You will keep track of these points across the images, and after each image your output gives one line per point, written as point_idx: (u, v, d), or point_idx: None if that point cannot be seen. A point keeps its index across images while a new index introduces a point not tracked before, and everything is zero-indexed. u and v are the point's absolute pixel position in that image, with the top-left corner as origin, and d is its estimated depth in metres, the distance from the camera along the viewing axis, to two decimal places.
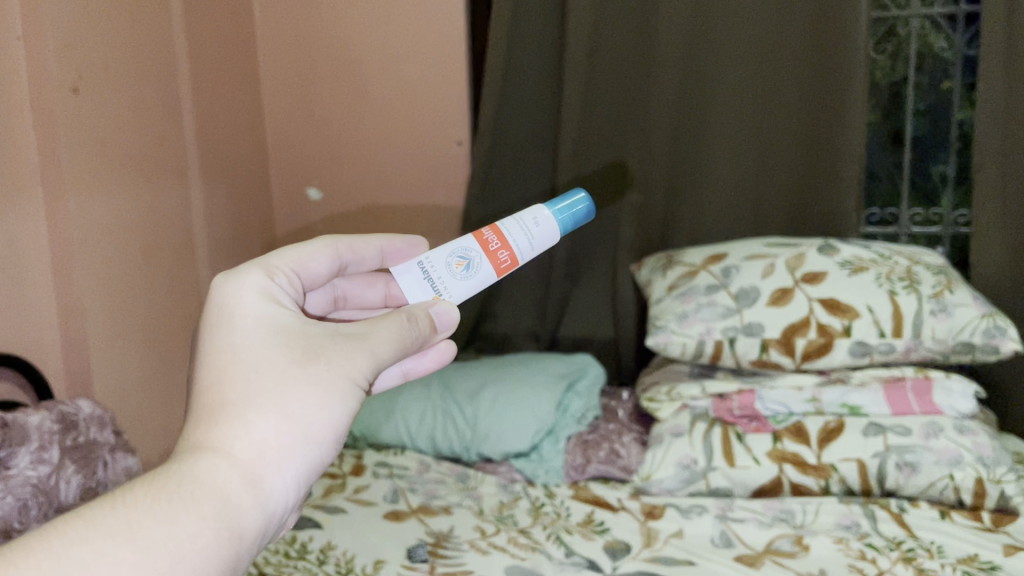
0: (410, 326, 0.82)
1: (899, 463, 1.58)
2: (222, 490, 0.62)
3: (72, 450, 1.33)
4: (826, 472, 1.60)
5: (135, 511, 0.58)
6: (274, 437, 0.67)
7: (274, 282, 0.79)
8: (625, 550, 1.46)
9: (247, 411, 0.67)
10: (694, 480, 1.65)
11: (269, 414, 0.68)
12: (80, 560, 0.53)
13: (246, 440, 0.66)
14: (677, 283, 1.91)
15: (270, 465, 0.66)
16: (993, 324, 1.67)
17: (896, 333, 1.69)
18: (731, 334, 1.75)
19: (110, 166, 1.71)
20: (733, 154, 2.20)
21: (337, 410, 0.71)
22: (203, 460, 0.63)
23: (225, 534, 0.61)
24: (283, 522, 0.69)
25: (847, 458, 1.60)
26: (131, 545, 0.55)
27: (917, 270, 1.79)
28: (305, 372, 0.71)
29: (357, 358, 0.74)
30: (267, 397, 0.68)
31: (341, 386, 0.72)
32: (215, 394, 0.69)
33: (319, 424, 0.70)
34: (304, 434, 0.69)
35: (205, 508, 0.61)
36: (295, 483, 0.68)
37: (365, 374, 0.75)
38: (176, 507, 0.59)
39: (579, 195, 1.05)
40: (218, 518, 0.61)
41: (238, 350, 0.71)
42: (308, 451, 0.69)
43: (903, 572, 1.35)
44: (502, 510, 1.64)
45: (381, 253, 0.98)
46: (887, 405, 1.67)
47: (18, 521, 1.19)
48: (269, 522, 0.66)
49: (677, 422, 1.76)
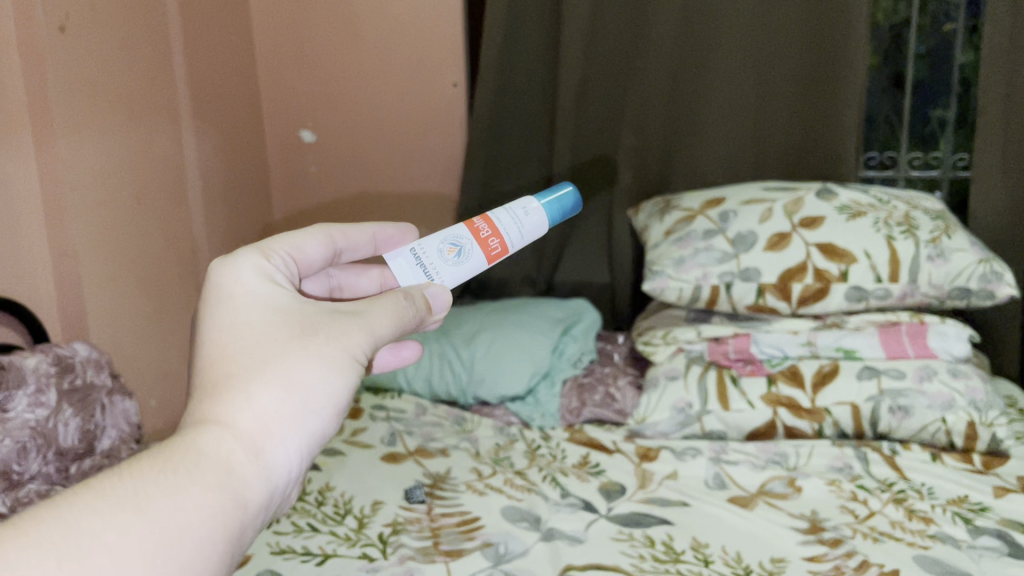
0: (407, 304, 0.82)
1: (892, 406, 1.59)
2: (226, 462, 0.62)
3: (69, 394, 1.33)
4: (820, 415, 1.61)
5: (142, 483, 0.57)
6: (277, 408, 0.67)
7: (270, 262, 0.78)
8: (620, 491, 1.48)
9: (249, 385, 0.67)
10: (689, 424, 1.67)
11: (271, 386, 0.67)
12: (89, 529, 0.53)
13: (249, 412, 0.66)
14: (674, 227, 1.90)
15: (272, 436, 0.66)
16: (990, 269, 1.68)
17: (893, 278, 1.69)
18: (727, 279, 1.75)
19: (99, 107, 1.68)
20: (734, 97, 2.17)
21: (338, 382, 0.71)
22: (207, 433, 0.63)
23: (230, 505, 0.60)
24: (287, 494, 0.69)
25: (841, 402, 1.61)
26: (136, 515, 0.55)
27: (915, 215, 1.78)
28: (304, 347, 0.70)
29: (355, 333, 0.74)
30: (269, 371, 0.68)
31: (341, 359, 0.72)
32: (218, 369, 0.68)
33: (319, 393, 0.69)
34: (305, 405, 0.68)
35: (210, 480, 0.60)
36: (297, 453, 0.68)
37: (363, 348, 0.74)
38: (181, 479, 0.59)
39: (569, 189, 1.05)
40: (223, 490, 0.60)
41: (239, 327, 0.71)
42: (309, 421, 0.68)
43: (893, 513, 1.37)
44: (498, 453, 1.66)
45: (374, 240, 0.97)
46: (881, 349, 1.68)
47: (18, 463, 1.20)
48: (273, 493, 0.65)
49: (672, 366, 1.77)
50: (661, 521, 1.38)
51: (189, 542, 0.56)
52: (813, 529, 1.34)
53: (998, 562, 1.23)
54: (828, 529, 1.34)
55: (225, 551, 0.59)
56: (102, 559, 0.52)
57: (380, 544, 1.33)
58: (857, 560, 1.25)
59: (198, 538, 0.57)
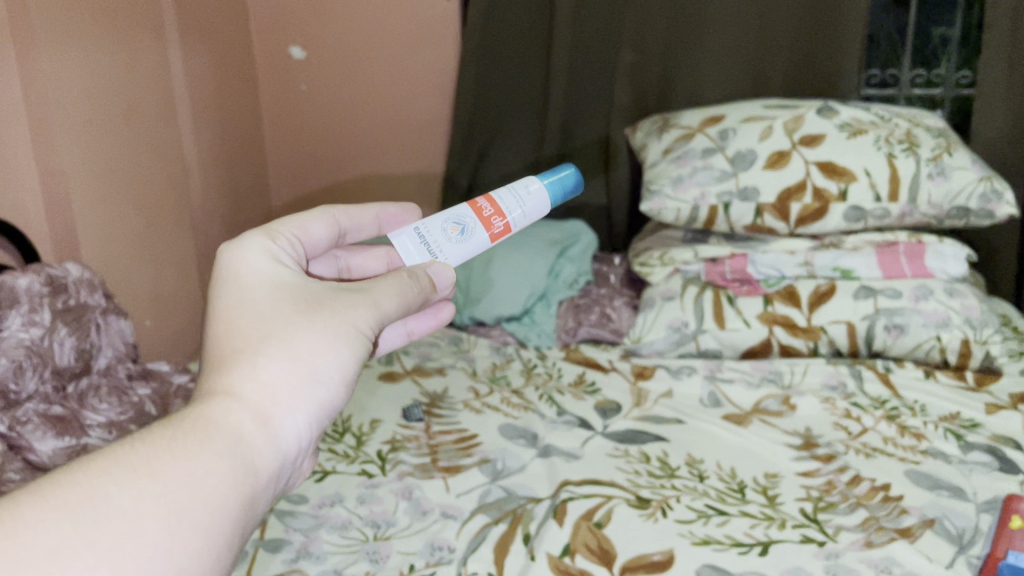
0: (412, 282, 0.78)
1: (887, 325, 1.60)
2: (237, 431, 0.57)
3: (64, 313, 1.32)
4: (815, 335, 1.62)
5: (152, 448, 0.52)
6: (286, 378, 0.62)
7: (277, 244, 0.73)
8: (615, 410, 1.50)
9: (256, 356, 0.62)
10: (684, 343, 1.67)
11: (280, 357, 0.63)
12: (102, 494, 0.47)
13: (256, 381, 0.61)
14: (673, 146, 1.87)
15: (282, 405, 0.61)
16: (990, 188, 1.66)
17: (892, 197, 1.67)
18: (726, 199, 1.73)
19: (80, 21, 1.62)
20: (736, 12, 2.11)
21: (347, 354, 0.67)
22: (215, 402, 0.58)
23: (242, 473, 0.55)
24: (291, 475, 0.63)
25: (836, 321, 1.62)
26: (151, 479, 0.49)
27: (917, 133, 1.75)
28: (311, 319, 0.66)
29: (360, 307, 0.70)
30: (277, 343, 0.63)
31: (348, 332, 0.68)
32: (224, 343, 0.63)
33: (328, 364, 0.65)
34: (315, 375, 0.64)
35: (221, 447, 0.55)
36: (306, 425, 0.63)
37: (370, 324, 0.70)
38: (191, 446, 0.54)
39: (571, 171, 1.01)
40: (234, 457, 0.55)
41: (245, 302, 0.66)
42: (318, 391, 0.63)
43: (886, 430, 1.39)
44: (495, 372, 1.67)
45: (378, 220, 0.91)
46: (878, 269, 1.67)
47: (14, 383, 1.19)
48: (281, 467, 0.60)
49: (669, 286, 1.78)
50: (657, 438, 1.41)
51: (204, 509, 0.51)
52: (806, 446, 1.36)
53: (987, 477, 1.26)
54: (822, 445, 1.36)
55: (238, 522, 0.53)
56: (119, 522, 0.46)
57: (379, 461, 1.36)
58: (850, 475, 1.28)
59: (214, 505, 0.51)
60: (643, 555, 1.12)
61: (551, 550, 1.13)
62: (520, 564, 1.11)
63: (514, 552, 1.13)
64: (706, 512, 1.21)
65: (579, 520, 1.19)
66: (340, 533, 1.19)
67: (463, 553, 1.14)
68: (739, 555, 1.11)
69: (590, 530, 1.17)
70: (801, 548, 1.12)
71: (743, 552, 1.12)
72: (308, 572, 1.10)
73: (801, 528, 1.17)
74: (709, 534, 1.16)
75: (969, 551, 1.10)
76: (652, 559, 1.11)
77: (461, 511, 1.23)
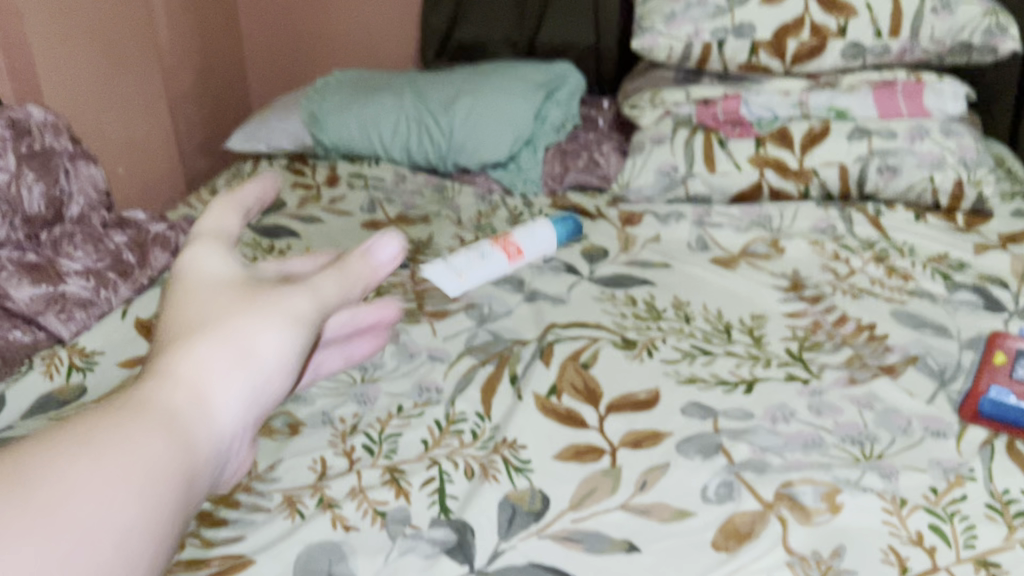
0: (390, 251, 0.63)
1: (881, 167, 1.57)
2: (183, 405, 0.44)
3: (29, 158, 1.29)
4: (806, 178, 1.59)
5: (81, 425, 0.40)
6: (255, 353, 0.49)
7: (251, 205, 0.60)
8: (602, 255, 1.49)
9: (218, 325, 0.49)
10: (673, 188, 1.64)
11: (245, 326, 0.49)
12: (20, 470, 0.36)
13: (211, 354, 0.48)
14: None
15: (242, 379, 0.47)
16: (995, 23, 1.59)
17: (893, 34, 1.61)
18: (720, 36, 1.66)
19: None
20: None
21: (307, 334, 0.52)
22: (162, 368, 0.46)
23: (191, 456, 0.42)
24: (212, 486, 0.45)
25: (829, 162, 1.58)
26: (81, 455, 0.38)
27: None
28: (278, 293, 0.53)
29: (327, 284, 0.56)
30: (240, 309, 0.50)
31: (322, 305, 0.54)
32: (177, 312, 0.50)
33: (291, 346, 0.51)
34: (280, 353, 0.50)
35: (170, 423, 0.43)
36: (255, 413, 0.48)
37: (333, 302, 0.56)
38: (128, 418, 0.42)
39: None
40: (182, 433, 0.43)
41: (201, 273, 0.53)
42: (279, 373, 0.49)
43: (874, 272, 1.39)
44: (481, 219, 1.64)
45: None
46: (874, 108, 1.62)
47: None
48: (217, 455, 0.45)
49: (659, 129, 1.71)
50: (643, 283, 1.40)
51: (139, 488, 0.39)
52: (794, 288, 1.36)
53: (972, 316, 1.27)
54: (809, 287, 1.37)
55: (183, 514, 0.41)
56: (36, 506, 0.35)
57: None
58: (836, 316, 1.29)
59: (160, 464, 0.41)
60: (629, 393, 1.16)
61: (539, 390, 1.16)
62: (507, 404, 1.14)
63: (502, 393, 1.16)
64: (692, 353, 1.24)
65: (566, 361, 1.21)
66: (327, 377, 1.20)
67: (451, 394, 1.16)
68: (724, 393, 1.15)
69: (577, 371, 1.20)
70: (786, 385, 1.16)
71: (728, 391, 1.15)
72: (297, 414, 1.12)
73: (787, 367, 1.19)
74: (695, 373, 1.19)
75: (950, 387, 1.14)
76: (638, 398, 1.15)
77: (448, 354, 1.25)
